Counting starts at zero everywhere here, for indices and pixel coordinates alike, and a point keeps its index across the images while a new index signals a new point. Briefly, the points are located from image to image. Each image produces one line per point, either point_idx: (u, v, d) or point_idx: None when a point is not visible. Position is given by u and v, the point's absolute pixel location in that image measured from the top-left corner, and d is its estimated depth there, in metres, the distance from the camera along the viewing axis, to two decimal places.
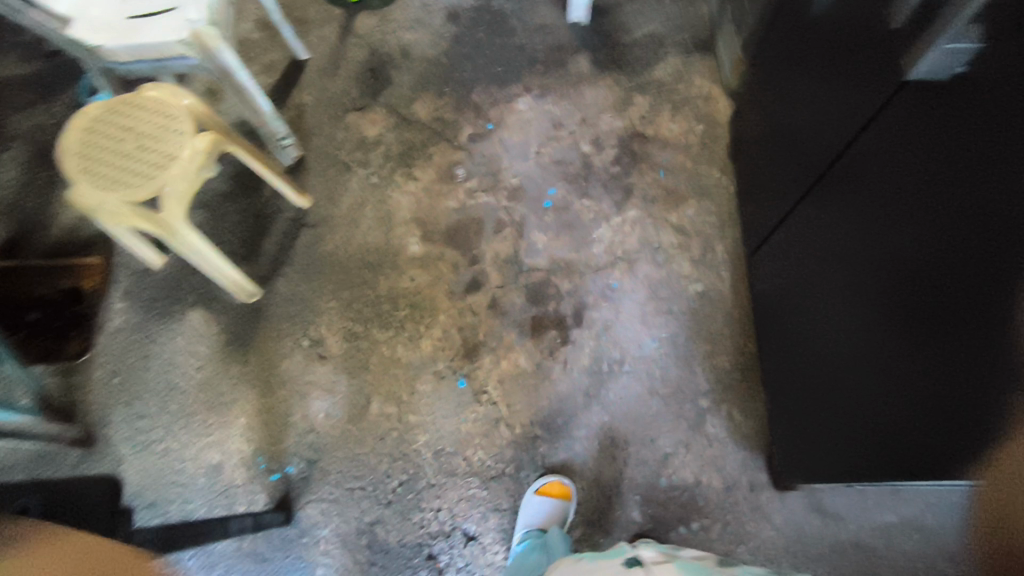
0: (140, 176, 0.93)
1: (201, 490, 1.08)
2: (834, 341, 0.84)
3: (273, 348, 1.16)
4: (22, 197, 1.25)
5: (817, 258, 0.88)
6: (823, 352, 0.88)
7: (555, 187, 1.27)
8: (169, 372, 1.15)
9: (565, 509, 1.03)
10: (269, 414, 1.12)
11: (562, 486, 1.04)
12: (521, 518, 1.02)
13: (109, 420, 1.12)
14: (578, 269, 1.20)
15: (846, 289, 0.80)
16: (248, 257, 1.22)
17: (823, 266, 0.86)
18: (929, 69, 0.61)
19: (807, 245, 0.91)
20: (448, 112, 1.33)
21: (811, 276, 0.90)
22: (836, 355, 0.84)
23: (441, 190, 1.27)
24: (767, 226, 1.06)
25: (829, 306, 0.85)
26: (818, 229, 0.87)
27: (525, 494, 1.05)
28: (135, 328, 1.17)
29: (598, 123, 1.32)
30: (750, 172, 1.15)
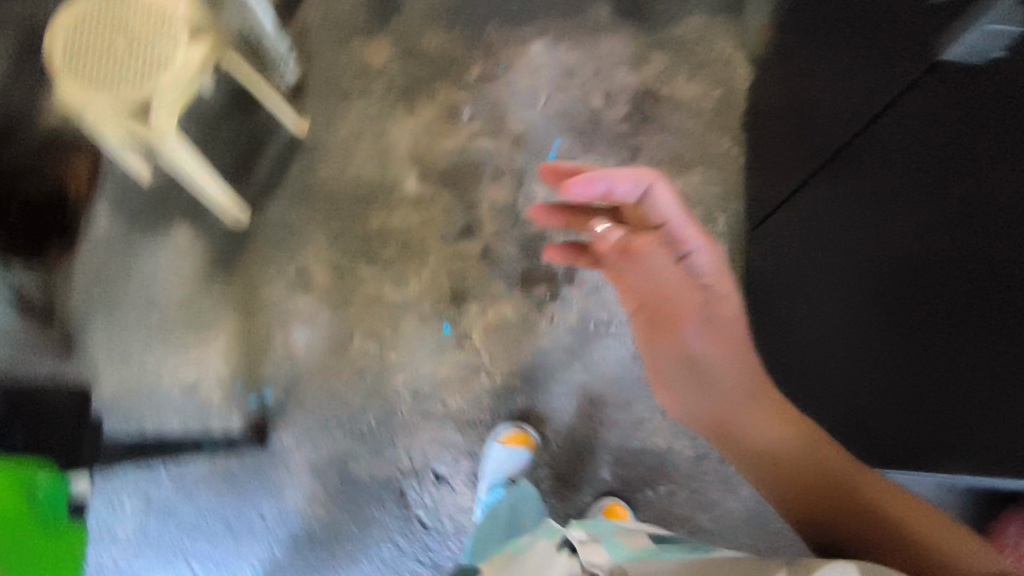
0: (128, 78, 0.88)
1: (177, 407, 1.08)
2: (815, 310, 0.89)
3: (257, 274, 1.14)
4: (4, 87, 1.20)
5: (805, 240, 0.92)
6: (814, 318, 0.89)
7: (560, 139, 1.24)
8: (150, 286, 1.13)
9: (525, 455, 1.04)
10: (249, 338, 1.11)
11: (523, 434, 1.05)
12: (485, 469, 1.03)
13: (87, 328, 1.11)
14: (575, 225, 1.18)
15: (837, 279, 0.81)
16: (238, 178, 1.19)
17: (808, 248, 0.91)
18: (967, 52, 0.58)
19: (796, 231, 0.95)
20: (458, 48, 1.28)
21: (803, 253, 0.92)
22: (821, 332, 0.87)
23: (442, 130, 1.23)
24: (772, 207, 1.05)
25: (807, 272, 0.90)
26: (800, 236, 0.94)
27: (487, 444, 1.05)
28: (118, 238, 1.15)
29: (611, 77, 1.27)
30: (768, 144, 1.09)
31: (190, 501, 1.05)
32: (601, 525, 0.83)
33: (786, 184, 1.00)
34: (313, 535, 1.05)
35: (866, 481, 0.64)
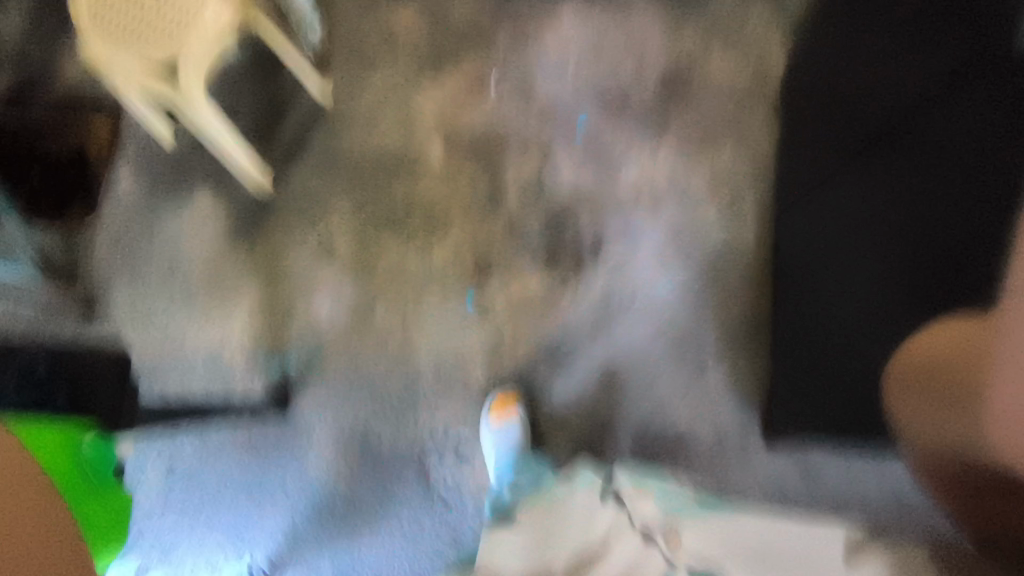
0: (150, 40, 0.86)
1: (199, 373, 1.08)
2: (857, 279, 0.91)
3: (280, 242, 1.13)
4: (27, 47, 1.19)
5: (863, 204, 0.93)
6: (854, 279, 0.92)
7: (589, 112, 1.21)
8: (173, 251, 1.13)
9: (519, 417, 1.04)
10: (271, 307, 1.11)
11: (504, 399, 1.05)
12: (491, 447, 1.02)
13: (109, 292, 1.11)
14: (601, 201, 1.17)
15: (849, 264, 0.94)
16: (262, 144, 1.17)
17: (873, 216, 0.91)
18: None
19: (849, 195, 0.94)
20: (486, 15, 1.25)
21: (846, 216, 0.94)
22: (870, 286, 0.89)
23: (468, 100, 1.21)
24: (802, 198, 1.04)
25: (855, 234, 0.92)
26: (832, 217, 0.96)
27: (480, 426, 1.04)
28: (140, 202, 1.14)
29: (642, 49, 1.24)
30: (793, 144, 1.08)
31: (213, 467, 1.06)
32: (656, 480, 0.87)
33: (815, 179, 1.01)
34: (334, 505, 1.05)
35: None
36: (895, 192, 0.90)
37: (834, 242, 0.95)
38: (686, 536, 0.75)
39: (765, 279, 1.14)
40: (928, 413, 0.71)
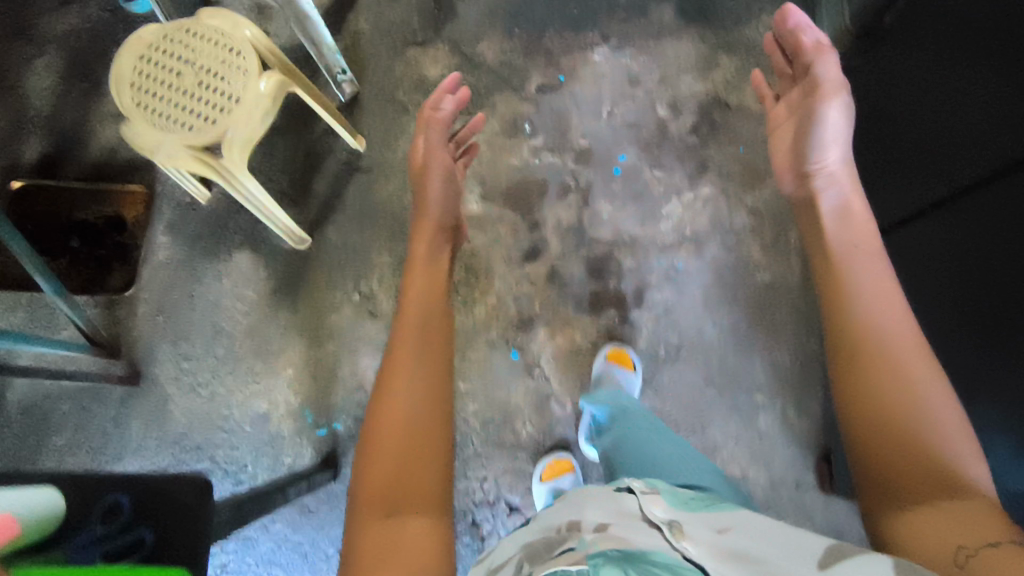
0: (201, 119, 0.85)
1: (249, 437, 1.08)
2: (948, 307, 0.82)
3: (322, 299, 1.13)
4: (58, 110, 1.23)
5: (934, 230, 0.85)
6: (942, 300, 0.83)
7: (626, 152, 1.18)
8: (216, 314, 1.12)
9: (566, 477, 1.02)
10: (316, 367, 1.10)
11: (560, 460, 1.04)
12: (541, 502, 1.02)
13: (154, 359, 1.10)
14: (643, 245, 1.14)
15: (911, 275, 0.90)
16: (297, 199, 1.17)
17: (941, 236, 0.84)
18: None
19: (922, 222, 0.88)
20: (517, 57, 1.24)
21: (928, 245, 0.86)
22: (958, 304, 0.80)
23: (504, 144, 1.19)
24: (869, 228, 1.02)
25: (936, 255, 0.85)
26: (931, 225, 0.85)
27: (533, 484, 1.04)
28: (179, 264, 1.15)
29: (678, 84, 1.22)
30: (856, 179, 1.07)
31: (267, 534, 1.05)
32: (669, 484, 0.69)
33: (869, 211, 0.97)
34: None
35: (957, 438, 0.59)
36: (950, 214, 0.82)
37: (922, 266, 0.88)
38: (695, 537, 0.58)
39: (815, 319, 1.12)
40: (874, 416, 0.62)
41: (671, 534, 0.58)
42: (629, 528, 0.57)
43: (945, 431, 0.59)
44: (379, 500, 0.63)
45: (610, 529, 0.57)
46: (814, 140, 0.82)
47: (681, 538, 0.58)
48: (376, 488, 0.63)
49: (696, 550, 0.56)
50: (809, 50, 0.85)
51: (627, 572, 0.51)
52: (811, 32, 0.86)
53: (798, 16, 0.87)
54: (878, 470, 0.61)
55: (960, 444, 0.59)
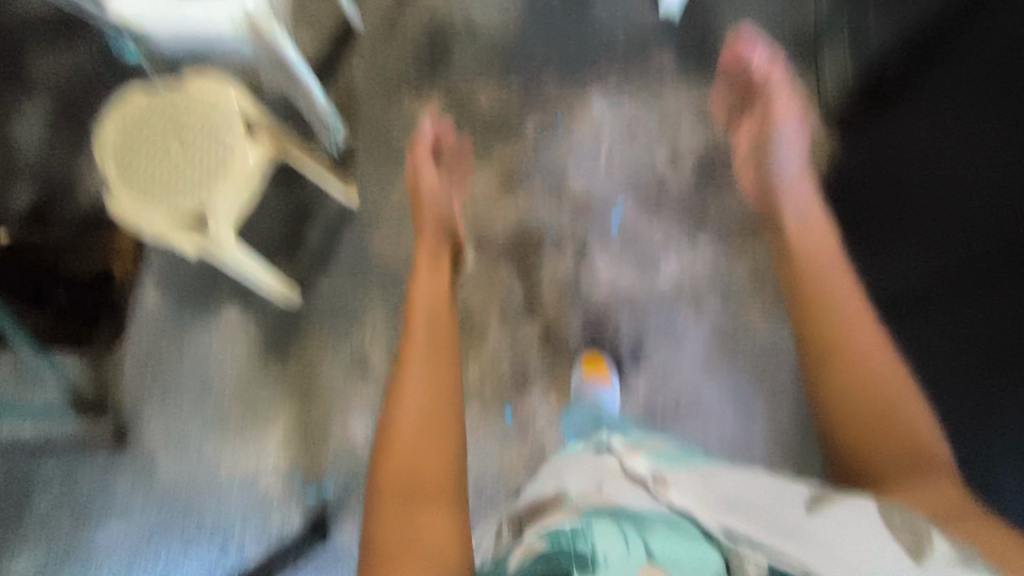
0: (187, 194, 0.83)
1: (237, 500, 1.06)
2: (938, 330, 0.75)
3: (313, 357, 1.11)
4: (46, 157, 1.21)
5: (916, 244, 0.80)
6: (931, 322, 0.76)
7: (624, 207, 1.16)
8: (205, 372, 1.11)
9: None
10: (307, 428, 1.08)
11: None
12: None
13: (141, 418, 1.09)
14: (641, 304, 1.12)
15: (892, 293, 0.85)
16: (288, 253, 1.15)
17: (922, 250, 0.79)
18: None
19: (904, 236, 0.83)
20: (514, 105, 1.21)
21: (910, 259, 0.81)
22: (945, 328, 0.74)
23: (500, 197, 1.17)
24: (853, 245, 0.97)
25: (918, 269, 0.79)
26: (915, 237, 0.81)
27: None
28: (168, 319, 1.13)
29: (677, 135, 1.19)
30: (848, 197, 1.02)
31: None
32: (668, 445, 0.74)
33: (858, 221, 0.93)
34: None
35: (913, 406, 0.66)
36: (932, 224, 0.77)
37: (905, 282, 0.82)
38: (678, 487, 0.60)
39: None
40: (838, 378, 0.70)
41: (654, 485, 0.61)
42: (614, 490, 0.61)
43: (911, 422, 0.65)
44: (396, 478, 0.72)
45: (597, 492, 0.61)
46: (776, 157, 0.96)
47: (666, 490, 0.60)
48: (392, 473, 0.72)
49: (682, 500, 0.58)
50: (759, 74, 0.98)
51: (621, 522, 0.54)
52: (762, 52, 0.98)
53: (751, 42, 0.99)
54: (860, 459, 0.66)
55: (917, 418, 0.65)
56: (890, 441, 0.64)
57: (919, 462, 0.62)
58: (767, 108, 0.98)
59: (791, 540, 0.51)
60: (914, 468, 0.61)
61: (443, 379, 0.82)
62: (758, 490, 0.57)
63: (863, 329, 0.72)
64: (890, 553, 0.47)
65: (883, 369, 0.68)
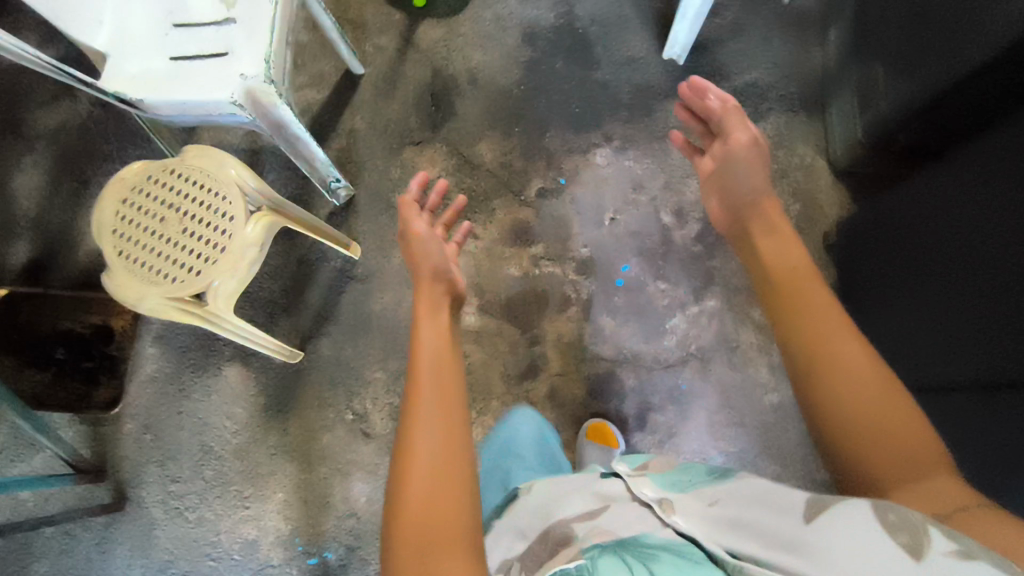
0: (185, 270, 0.82)
1: (237, 566, 1.04)
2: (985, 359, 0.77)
3: (314, 418, 1.10)
4: (44, 211, 1.20)
5: (962, 276, 0.82)
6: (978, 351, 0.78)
7: (629, 263, 1.15)
8: (205, 433, 1.09)
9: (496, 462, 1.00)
10: (307, 492, 1.07)
11: None
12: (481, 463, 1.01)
13: (140, 481, 1.07)
14: (646, 364, 1.11)
15: (937, 323, 0.86)
16: (289, 311, 1.13)
17: (968, 281, 0.81)
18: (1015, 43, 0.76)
19: (950, 268, 0.84)
20: (517, 158, 1.20)
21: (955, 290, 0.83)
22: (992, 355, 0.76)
23: (504, 253, 1.16)
24: (886, 272, 0.98)
25: (962, 300, 0.82)
26: (961, 270, 0.82)
27: None
28: (168, 378, 1.12)
29: (682, 190, 1.18)
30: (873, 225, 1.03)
31: None
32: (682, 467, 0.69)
33: (904, 256, 0.94)
34: None
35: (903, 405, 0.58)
36: (980, 258, 0.79)
37: (951, 313, 0.84)
38: (684, 513, 0.59)
39: None
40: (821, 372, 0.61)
41: (660, 511, 0.60)
42: (614, 521, 0.60)
43: (906, 425, 0.57)
44: (418, 538, 0.59)
45: (598, 525, 0.60)
46: (735, 180, 0.86)
47: (672, 514, 0.59)
48: (415, 507, 0.61)
49: (687, 524, 0.57)
50: (716, 109, 0.89)
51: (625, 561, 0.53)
52: (715, 92, 0.90)
53: (705, 83, 0.90)
54: (853, 468, 0.58)
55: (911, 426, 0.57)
56: (880, 446, 0.56)
57: (918, 468, 0.54)
58: (723, 142, 0.89)
59: (792, 551, 0.48)
60: (908, 475, 0.54)
61: (456, 432, 0.67)
62: (761, 502, 0.55)
63: (841, 330, 0.63)
64: (886, 553, 0.44)
65: (866, 372, 0.59)
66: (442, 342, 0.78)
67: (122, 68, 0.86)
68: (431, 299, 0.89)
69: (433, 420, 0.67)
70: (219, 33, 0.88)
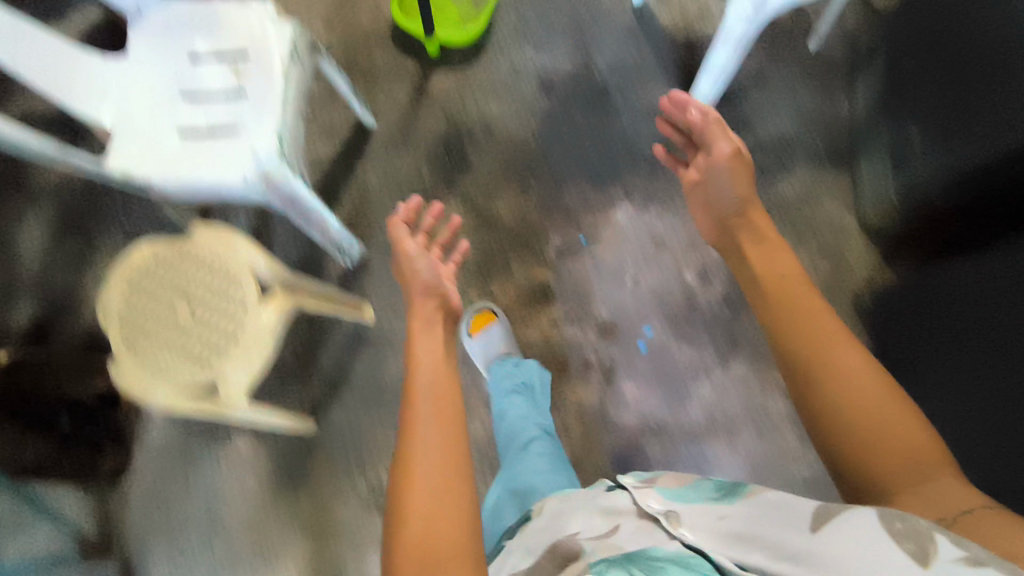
0: (198, 363, 0.78)
1: None
2: None
3: (327, 490, 1.06)
4: (48, 271, 1.16)
5: None
6: None
7: (652, 326, 1.11)
8: (214, 504, 1.06)
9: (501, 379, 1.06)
10: (320, 568, 1.03)
11: None
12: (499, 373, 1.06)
13: (148, 555, 1.04)
14: (671, 433, 1.07)
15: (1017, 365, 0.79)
16: (300, 377, 1.10)
17: None
18: None
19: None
20: (535, 215, 1.16)
21: None
22: None
23: (522, 315, 1.12)
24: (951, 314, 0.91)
25: None
26: None
27: None
28: (176, 446, 1.09)
29: (707, 248, 1.14)
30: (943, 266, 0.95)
31: None
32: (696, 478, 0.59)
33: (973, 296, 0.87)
34: None
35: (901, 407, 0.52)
36: None
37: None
38: (692, 525, 0.53)
39: None
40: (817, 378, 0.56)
41: (668, 524, 0.54)
42: (623, 538, 0.55)
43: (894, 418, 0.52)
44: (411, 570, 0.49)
45: (605, 543, 0.55)
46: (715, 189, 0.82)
47: (679, 527, 0.53)
48: (414, 537, 0.52)
49: (695, 537, 0.52)
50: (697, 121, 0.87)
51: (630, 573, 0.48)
52: (697, 105, 0.88)
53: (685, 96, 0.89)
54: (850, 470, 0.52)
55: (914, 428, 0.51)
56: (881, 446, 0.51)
57: (922, 470, 0.49)
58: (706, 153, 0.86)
59: (796, 563, 0.45)
60: (917, 480, 0.49)
61: (458, 447, 0.58)
62: (766, 517, 0.50)
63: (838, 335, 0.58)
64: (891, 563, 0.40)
65: (864, 374, 0.54)
66: (437, 356, 0.68)
67: (125, 146, 0.82)
68: (423, 315, 0.76)
69: (428, 433, 0.58)
70: (230, 108, 0.84)
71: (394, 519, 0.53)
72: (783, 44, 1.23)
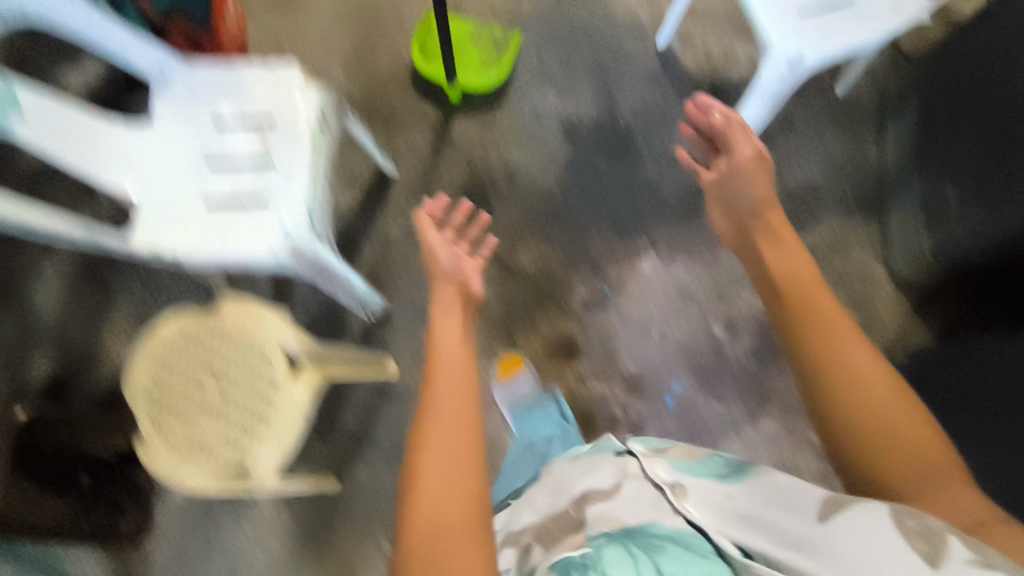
0: (228, 443, 0.77)
1: None
2: None
3: (351, 551, 1.04)
4: (66, 324, 1.15)
5: None
6: None
7: (680, 381, 1.09)
8: (236, 566, 1.04)
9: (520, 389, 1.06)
10: None
11: None
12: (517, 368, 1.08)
13: None
14: None
15: None
16: (323, 435, 1.08)
17: None
18: None
19: None
20: (559, 266, 1.14)
21: None
22: None
23: (548, 370, 1.10)
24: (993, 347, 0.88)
25: None
26: None
27: None
28: (198, 506, 1.07)
29: (735, 300, 1.12)
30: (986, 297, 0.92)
31: None
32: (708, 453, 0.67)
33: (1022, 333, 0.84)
34: None
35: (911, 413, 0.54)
36: None
37: None
38: (699, 498, 0.61)
39: None
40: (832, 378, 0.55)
41: (672, 495, 0.63)
42: (623, 507, 0.63)
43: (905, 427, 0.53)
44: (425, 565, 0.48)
45: (607, 512, 0.63)
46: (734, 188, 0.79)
47: (683, 500, 0.62)
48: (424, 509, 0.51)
49: (698, 514, 0.60)
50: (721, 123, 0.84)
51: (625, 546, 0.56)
52: (721, 108, 0.85)
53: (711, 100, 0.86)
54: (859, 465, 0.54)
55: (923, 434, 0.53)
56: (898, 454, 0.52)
57: (930, 475, 0.51)
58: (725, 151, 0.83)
59: (806, 552, 0.50)
60: (925, 486, 0.51)
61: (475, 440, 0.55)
62: (771, 499, 0.57)
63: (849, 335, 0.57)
64: (904, 560, 0.43)
65: (879, 380, 0.54)
66: (456, 341, 0.65)
67: (151, 219, 0.80)
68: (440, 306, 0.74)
69: (445, 416, 0.55)
70: (257, 178, 0.82)
71: (406, 496, 0.52)
72: (809, 89, 1.21)
